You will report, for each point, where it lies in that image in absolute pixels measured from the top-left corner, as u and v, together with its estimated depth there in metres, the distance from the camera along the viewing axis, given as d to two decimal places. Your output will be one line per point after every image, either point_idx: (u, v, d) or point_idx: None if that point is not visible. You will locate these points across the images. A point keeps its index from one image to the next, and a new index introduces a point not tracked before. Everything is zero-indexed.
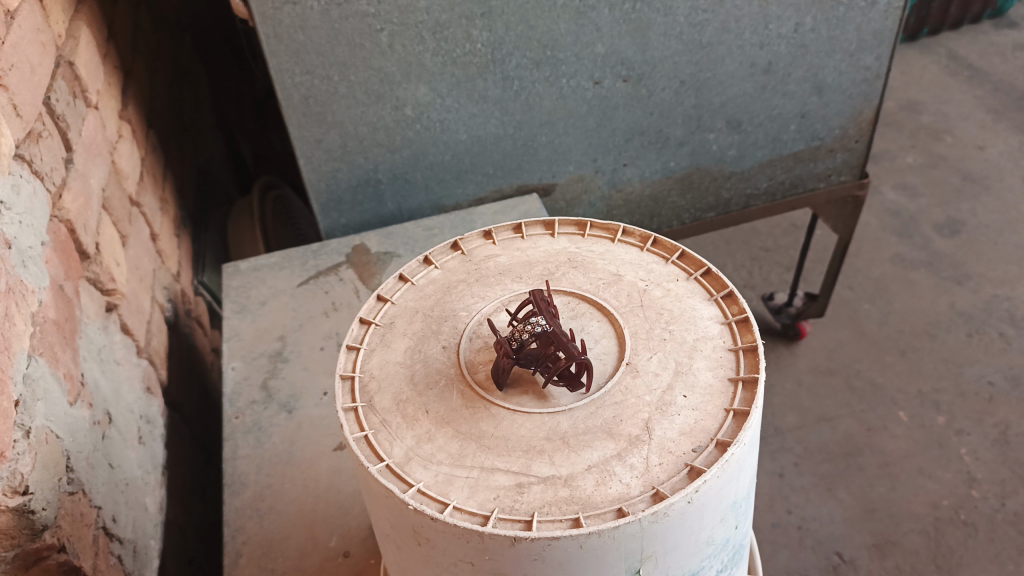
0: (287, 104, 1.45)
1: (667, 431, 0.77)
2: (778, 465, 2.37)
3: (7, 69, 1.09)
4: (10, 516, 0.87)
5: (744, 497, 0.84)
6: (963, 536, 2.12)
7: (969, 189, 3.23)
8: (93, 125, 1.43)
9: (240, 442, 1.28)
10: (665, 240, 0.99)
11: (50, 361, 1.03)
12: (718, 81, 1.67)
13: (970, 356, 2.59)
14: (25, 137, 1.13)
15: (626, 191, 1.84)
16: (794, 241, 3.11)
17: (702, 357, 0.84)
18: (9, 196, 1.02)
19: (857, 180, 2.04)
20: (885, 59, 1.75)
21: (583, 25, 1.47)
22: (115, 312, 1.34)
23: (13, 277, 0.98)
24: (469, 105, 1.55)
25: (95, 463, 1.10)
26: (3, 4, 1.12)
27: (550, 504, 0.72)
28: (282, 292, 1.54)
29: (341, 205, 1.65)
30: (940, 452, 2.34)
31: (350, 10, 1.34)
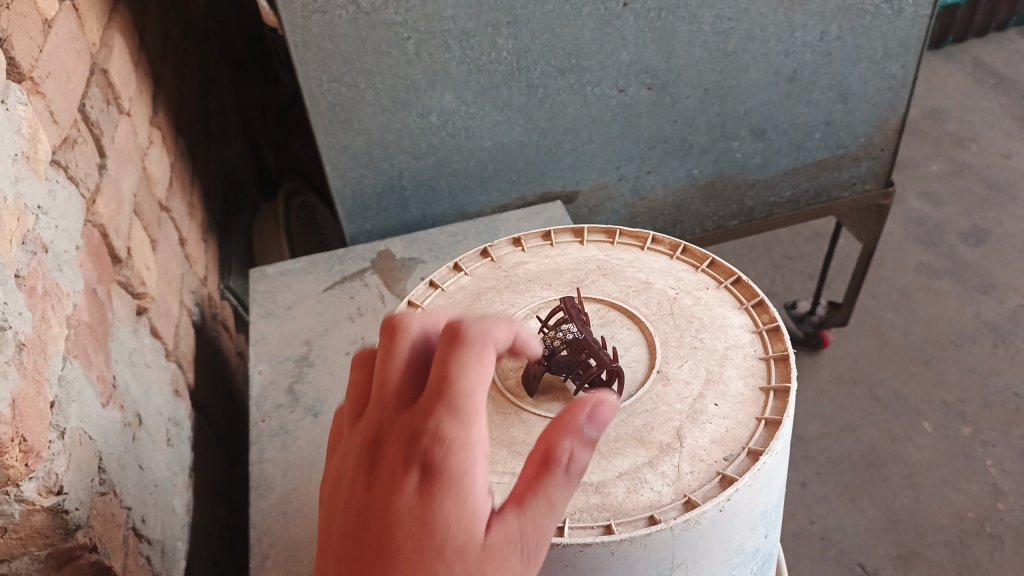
0: (314, 111, 1.46)
1: (698, 439, 0.77)
2: (800, 474, 2.35)
3: (43, 77, 1.12)
4: (43, 516, 0.90)
5: (774, 506, 0.84)
6: (988, 549, 2.09)
7: (994, 198, 3.20)
8: (125, 131, 1.45)
9: (266, 445, 1.29)
10: (693, 249, 1.00)
11: (83, 363, 1.05)
12: (742, 89, 1.67)
13: (996, 367, 2.56)
14: (61, 143, 1.15)
15: (648, 199, 1.85)
16: (817, 249, 3.10)
17: (733, 366, 0.84)
18: (45, 200, 1.05)
19: (882, 188, 2.03)
20: (911, 67, 1.74)
21: (608, 33, 1.47)
22: (145, 315, 1.36)
23: (49, 280, 0.99)
24: (493, 113, 1.55)
25: (126, 465, 1.12)
26: (41, 12, 1.15)
27: (582, 510, 0.72)
28: (308, 297, 1.56)
29: (365, 211, 1.67)
30: (965, 464, 2.32)
31: (377, 19, 1.35)
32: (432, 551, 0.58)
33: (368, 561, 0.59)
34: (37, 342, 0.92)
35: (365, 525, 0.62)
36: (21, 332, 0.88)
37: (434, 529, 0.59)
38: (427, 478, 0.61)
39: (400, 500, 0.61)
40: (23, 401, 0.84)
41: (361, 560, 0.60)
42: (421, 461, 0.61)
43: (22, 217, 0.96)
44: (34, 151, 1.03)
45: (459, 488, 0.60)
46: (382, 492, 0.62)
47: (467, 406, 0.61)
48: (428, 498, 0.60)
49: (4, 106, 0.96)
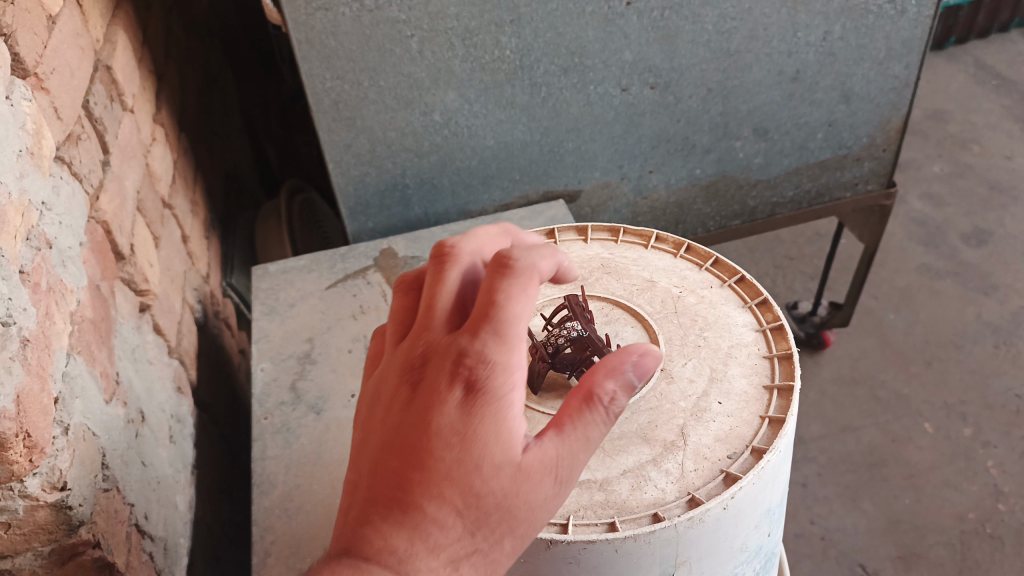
0: (318, 109, 1.47)
1: (702, 437, 0.78)
2: (801, 474, 2.35)
3: (48, 73, 1.12)
4: (46, 512, 0.90)
5: (777, 505, 0.84)
6: (989, 550, 2.09)
7: (996, 199, 3.20)
8: (129, 128, 1.45)
9: (269, 442, 1.29)
10: (697, 247, 1.01)
11: (87, 359, 1.05)
12: (745, 89, 1.67)
13: (997, 368, 2.56)
14: (65, 139, 1.15)
15: (651, 198, 1.85)
16: (818, 249, 3.10)
17: (737, 364, 0.85)
18: (50, 197, 1.05)
19: (884, 189, 2.03)
20: (914, 67, 1.74)
21: (611, 32, 1.47)
22: (148, 312, 1.36)
23: (53, 276, 1.00)
24: (496, 111, 1.56)
25: (129, 461, 1.12)
26: (46, 8, 1.15)
27: (586, 508, 0.73)
28: (311, 295, 1.56)
29: (368, 209, 1.67)
30: (966, 465, 2.32)
31: (381, 17, 1.35)
32: (472, 465, 0.64)
33: (410, 470, 0.64)
34: (41, 338, 0.92)
35: (406, 437, 0.66)
36: (26, 328, 0.88)
37: (474, 445, 0.64)
38: (469, 398, 0.65)
39: (442, 417, 0.65)
40: (27, 397, 0.85)
41: (402, 469, 0.65)
42: (464, 382, 0.66)
43: (27, 213, 0.96)
44: (38, 146, 1.03)
45: (499, 408, 0.65)
46: (425, 406, 0.66)
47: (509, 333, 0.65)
48: (470, 415, 0.65)
49: (8, 102, 0.96)
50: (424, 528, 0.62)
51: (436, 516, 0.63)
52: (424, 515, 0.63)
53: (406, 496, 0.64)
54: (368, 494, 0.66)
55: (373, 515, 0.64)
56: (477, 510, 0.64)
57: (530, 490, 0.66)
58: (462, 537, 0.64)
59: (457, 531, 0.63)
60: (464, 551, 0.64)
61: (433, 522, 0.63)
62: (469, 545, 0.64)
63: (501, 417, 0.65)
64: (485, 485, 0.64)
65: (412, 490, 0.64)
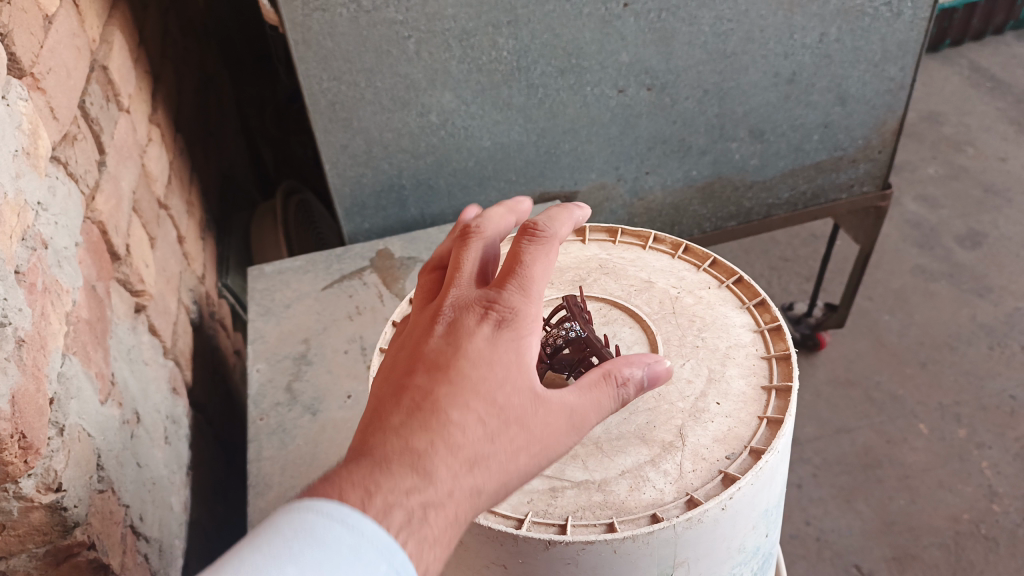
0: (314, 110, 1.46)
1: (700, 437, 0.79)
2: (796, 475, 2.36)
3: (44, 73, 1.11)
4: (41, 513, 0.89)
5: (776, 506, 0.84)
6: (983, 551, 2.10)
7: (991, 201, 3.21)
8: (125, 128, 1.45)
9: (264, 443, 1.28)
10: (695, 248, 1.01)
11: (82, 360, 1.05)
12: (741, 91, 1.68)
13: (991, 369, 2.57)
14: (61, 139, 1.14)
15: (647, 200, 1.85)
16: (814, 251, 3.11)
17: (735, 364, 0.85)
18: (45, 197, 1.04)
19: (880, 191, 2.04)
20: (909, 70, 1.75)
21: (608, 33, 1.47)
22: (143, 313, 1.36)
23: (49, 276, 0.99)
24: (493, 113, 1.56)
25: (124, 462, 1.12)
26: (42, 8, 1.14)
27: (585, 509, 0.73)
28: (307, 296, 1.56)
29: (364, 210, 1.67)
30: (961, 466, 2.32)
31: (378, 17, 1.35)
32: (497, 382, 0.65)
33: (435, 383, 0.64)
34: (36, 339, 0.91)
35: (428, 361, 0.67)
36: (21, 328, 0.88)
37: (501, 365, 0.66)
38: (496, 328, 0.68)
39: (470, 341, 0.67)
40: (22, 397, 0.84)
41: (425, 383, 0.65)
42: (492, 316, 0.69)
43: (22, 213, 0.95)
44: (34, 147, 1.03)
45: (525, 341, 0.68)
46: (451, 336, 0.68)
47: (540, 280, 0.70)
48: (498, 341, 0.67)
49: (5, 101, 0.96)
50: (446, 430, 0.61)
51: (459, 422, 0.62)
52: (447, 417, 0.62)
53: (428, 402, 0.63)
54: (382, 408, 0.64)
55: (391, 422, 0.63)
56: (498, 424, 0.64)
57: (546, 421, 0.67)
58: (482, 447, 0.63)
59: (477, 440, 0.62)
60: (482, 460, 0.62)
61: (455, 426, 0.62)
62: (487, 456, 0.63)
63: (527, 349, 0.68)
64: (508, 403, 0.65)
65: (436, 396, 0.63)
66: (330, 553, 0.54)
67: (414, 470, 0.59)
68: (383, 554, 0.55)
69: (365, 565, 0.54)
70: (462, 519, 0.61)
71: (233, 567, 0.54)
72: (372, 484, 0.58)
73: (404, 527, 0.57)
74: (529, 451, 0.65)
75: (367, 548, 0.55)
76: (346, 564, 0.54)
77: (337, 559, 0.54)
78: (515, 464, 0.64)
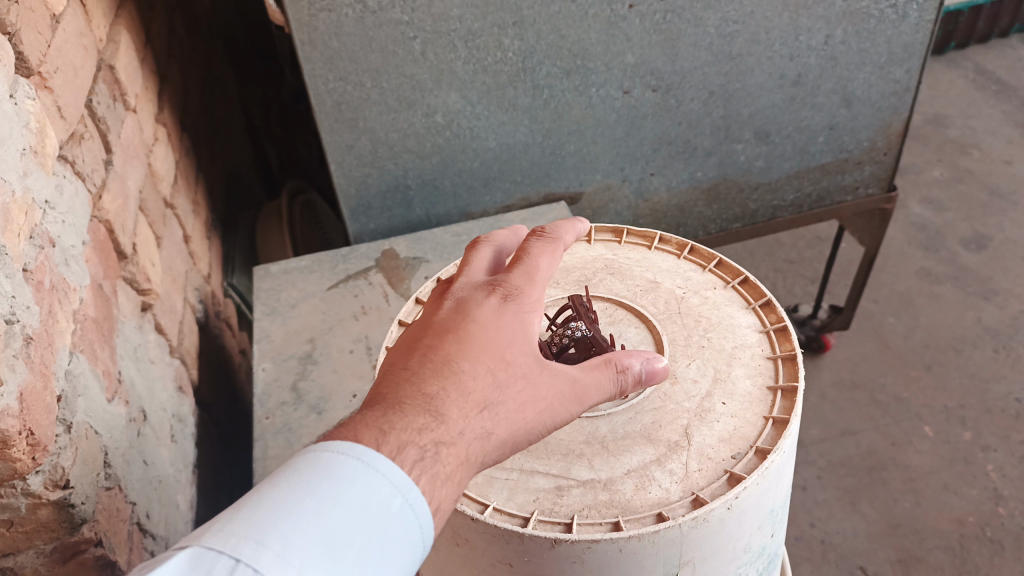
0: (320, 110, 1.47)
1: (706, 437, 0.79)
2: (801, 477, 2.35)
3: (51, 72, 1.12)
4: (48, 510, 0.90)
5: (781, 506, 0.84)
6: (988, 554, 2.09)
7: (996, 204, 3.21)
8: (131, 127, 1.45)
9: (270, 442, 1.28)
10: (701, 248, 1.01)
11: (89, 358, 1.05)
12: (747, 92, 1.68)
13: (997, 372, 2.56)
14: (68, 138, 1.15)
15: (652, 201, 1.85)
16: (819, 253, 3.10)
17: (740, 364, 0.85)
18: (53, 195, 1.05)
19: (885, 193, 2.04)
20: (915, 72, 1.75)
21: (614, 35, 1.48)
22: (150, 312, 1.36)
23: (56, 274, 1.00)
24: (498, 113, 1.56)
25: (130, 460, 1.12)
26: (50, 8, 1.15)
27: (591, 508, 0.74)
28: (312, 295, 1.56)
29: (370, 210, 1.67)
30: (966, 469, 2.32)
31: (384, 18, 1.35)
32: (503, 342, 0.72)
33: (445, 340, 0.71)
34: (44, 336, 0.92)
35: (438, 324, 0.73)
36: (29, 326, 0.88)
37: (506, 329, 0.72)
38: (502, 301, 0.75)
39: (477, 309, 0.74)
40: (30, 395, 0.84)
41: (436, 340, 0.71)
42: (498, 292, 0.76)
43: (30, 211, 0.96)
44: (42, 145, 1.03)
45: (527, 312, 0.75)
46: (459, 306, 0.75)
47: (542, 270, 0.78)
48: (503, 310, 0.74)
49: (13, 100, 0.96)
50: (456, 378, 0.68)
51: (469, 371, 0.69)
52: (458, 367, 0.68)
53: (441, 355, 0.69)
54: (397, 364, 0.71)
55: (405, 373, 0.69)
56: (506, 377, 0.70)
57: (550, 381, 0.72)
58: (490, 396, 0.69)
59: (485, 389, 0.68)
60: (490, 406, 0.68)
61: (465, 374, 0.68)
62: (494, 404, 0.68)
63: (529, 320, 0.75)
64: (513, 360, 0.71)
65: (447, 350, 0.70)
66: (346, 487, 0.61)
67: (427, 411, 0.65)
68: (396, 487, 0.61)
69: (379, 497, 0.61)
70: (472, 460, 0.66)
71: (256, 501, 0.59)
72: (385, 426, 0.64)
73: (417, 463, 0.62)
74: (534, 406, 0.71)
75: (381, 481, 0.61)
76: (360, 496, 0.60)
77: (353, 492, 0.60)
78: (521, 415, 0.70)
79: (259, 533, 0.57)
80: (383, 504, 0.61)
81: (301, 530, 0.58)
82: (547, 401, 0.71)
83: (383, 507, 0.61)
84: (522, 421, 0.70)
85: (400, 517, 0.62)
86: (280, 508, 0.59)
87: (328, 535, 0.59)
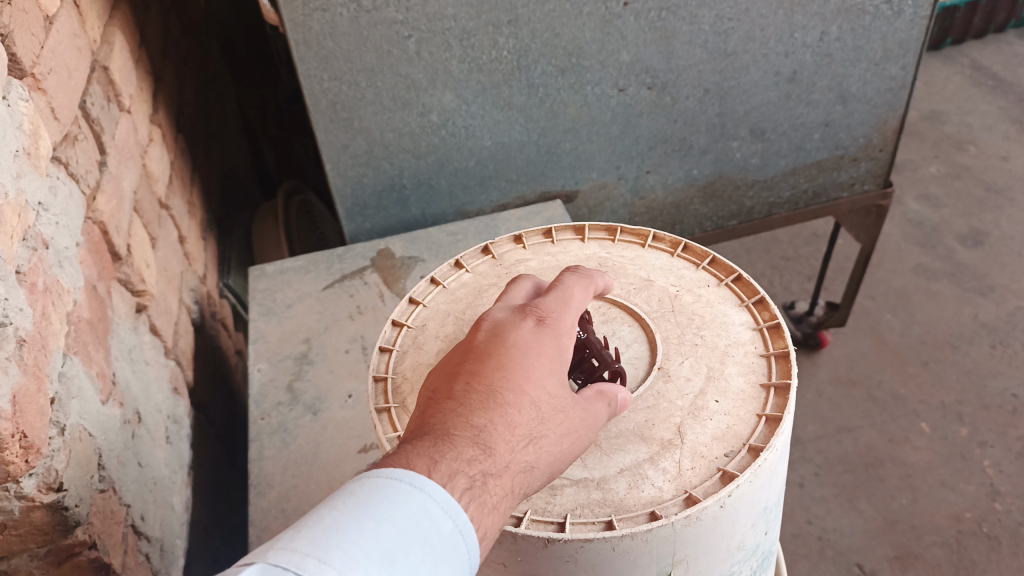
0: (315, 110, 1.46)
1: (699, 435, 0.79)
2: (798, 474, 2.36)
3: (45, 74, 1.12)
4: (42, 512, 0.89)
5: (774, 504, 0.85)
6: (986, 550, 2.10)
7: (993, 200, 3.21)
8: (126, 128, 1.45)
9: (266, 443, 1.29)
10: (694, 247, 1.01)
11: (84, 360, 1.05)
12: (742, 90, 1.67)
13: (994, 368, 2.57)
14: (62, 140, 1.15)
15: (647, 199, 1.85)
16: (815, 250, 3.11)
17: (733, 363, 0.86)
18: (46, 197, 1.05)
19: (881, 189, 2.04)
20: (910, 68, 1.75)
21: (608, 33, 1.48)
22: (145, 312, 1.36)
23: (50, 276, 1.00)
24: (493, 112, 1.56)
25: (125, 462, 1.12)
26: (43, 9, 1.15)
27: (583, 507, 0.74)
28: (308, 295, 1.56)
29: (365, 210, 1.67)
30: (963, 465, 2.32)
31: (378, 17, 1.35)
32: (543, 373, 0.72)
33: (487, 368, 0.72)
34: (37, 339, 0.92)
35: (478, 350, 0.74)
36: (22, 328, 0.88)
37: (545, 358, 0.74)
38: (538, 327, 0.76)
39: (515, 334, 0.75)
40: (23, 397, 0.84)
41: (478, 367, 0.72)
42: (533, 317, 0.77)
43: (23, 213, 0.96)
44: (35, 147, 1.03)
45: (563, 339, 0.76)
46: (498, 331, 0.76)
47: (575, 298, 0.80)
48: (540, 337, 0.75)
49: (6, 102, 0.96)
50: (502, 410, 0.69)
51: (513, 404, 0.69)
52: (503, 400, 0.69)
53: (485, 385, 0.70)
54: (440, 392, 0.71)
55: (450, 403, 0.70)
56: (547, 410, 0.71)
57: (586, 418, 0.73)
58: (534, 428, 0.69)
59: (529, 422, 0.69)
60: (533, 440, 0.69)
61: (510, 407, 0.69)
62: (537, 437, 0.69)
63: (565, 347, 0.76)
64: (553, 393, 0.72)
65: (491, 380, 0.71)
66: (402, 509, 0.60)
67: (475, 443, 0.66)
68: (448, 512, 0.62)
69: (433, 520, 0.61)
70: (516, 492, 0.67)
71: (313, 521, 0.59)
72: (436, 455, 0.64)
73: (466, 490, 0.63)
74: (574, 438, 0.72)
75: (434, 506, 0.61)
76: (414, 517, 0.60)
77: (407, 512, 0.60)
78: (562, 448, 0.71)
79: (320, 551, 0.56)
80: (435, 526, 0.61)
81: (356, 547, 0.57)
82: (581, 434, 0.72)
83: (436, 530, 0.61)
84: (563, 454, 0.71)
85: (451, 540, 0.61)
86: (333, 526, 0.58)
87: (384, 554, 0.58)
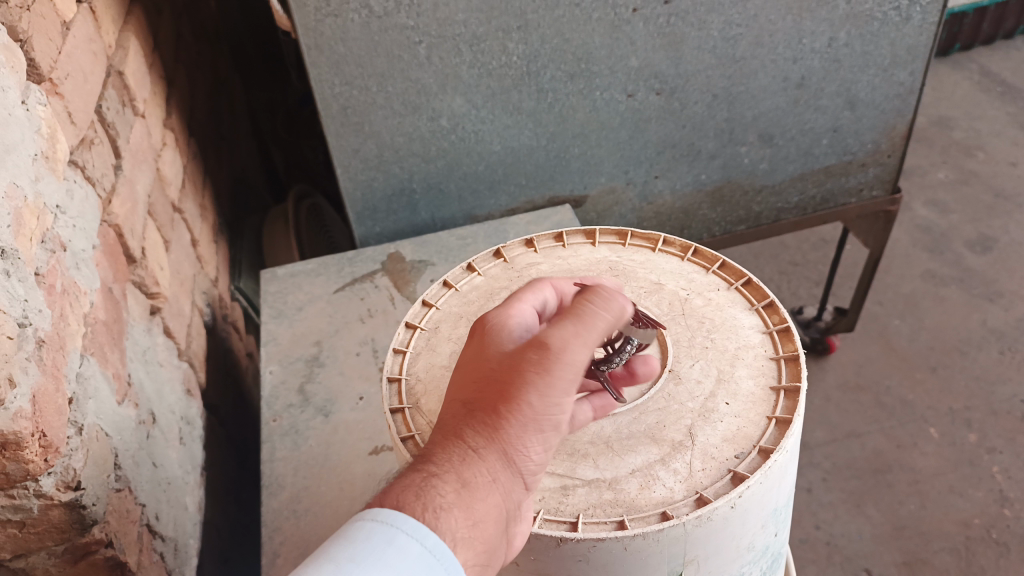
0: (326, 114, 1.48)
1: (709, 437, 0.80)
2: (806, 479, 2.36)
3: (62, 78, 1.13)
4: (60, 511, 0.91)
5: (784, 505, 0.85)
6: (994, 556, 2.09)
7: (1001, 206, 3.21)
8: (140, 132, 1.47)
9: (278, 445, 1.29)
10: (705, 251, 1.02)
11: (100, 361, 1.07)
12: (751, 96, 1.68)
13: (1002, 374, 2.56)
14: (78, 143, 1.16)
15: (656, 204, 1.86)
16: (823, 255, 3.11)
17: (743, 366, 0.86)
18: (64, 200, 1.06)
19: (889, 195, 2.04)
20: (918, 74, 1.75)
21: (617, 38, 1.49)
22: (158, 315, 1.38)
23: (68, 277, 1.01)
24: (503, 117, 1.57)
25: (140, 462, 1.13)
26: (60, 14, 1.16)
27: (595, 506, 0.75)
28: (319, 298, 1.57)
29: (375, 213, 1.68)
30: (972, 470, 2.32)
31: (389, 23, 1.36)
32: (469, 369, 0.76)
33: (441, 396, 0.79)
34: (56, 339, 0.93)
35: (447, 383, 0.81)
36: (41, 329, 0.89)
37: (471, 355, 0.77)
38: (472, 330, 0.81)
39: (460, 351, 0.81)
40: (42, 397, 0.86)
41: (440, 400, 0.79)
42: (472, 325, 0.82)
43: (42, 215, 0.97)
44: (53, 150, 1.04)
45: (487, 323, 0.79)
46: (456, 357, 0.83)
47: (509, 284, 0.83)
48: (470, 339, 0.79)
49: (24, 106, 0.98)
50: (439, 424, 0.74)
51: (447, 411, 0.74)
52: (440, 414, 0.75)
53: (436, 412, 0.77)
54: None
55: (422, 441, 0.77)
56: (474, 395, 0.73)
57: (510, 368, 0.72)
58: (466, 417, 0.72)
59: (460, 416, 0.73)
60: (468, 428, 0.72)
61: (444, 416, 0.74)
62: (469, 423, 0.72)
63: (492, 327, 0.78)
64: (478, 377, 0.74)
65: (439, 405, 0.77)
66: (366, 547, 0.63)
67: (416, 460, 0.72)
68: (413, 536, 0.64)
69: (399, 547, 0.64)
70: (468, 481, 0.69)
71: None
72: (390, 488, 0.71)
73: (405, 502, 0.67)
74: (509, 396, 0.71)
75: (397, 533, 0.64)
76: (379, 550, 0.63)
77: (371, 546, 0.63)
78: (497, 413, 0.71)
79: None
80: (402, 552, 0.63)
81: None
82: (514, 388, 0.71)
83: (405, 556, 0.63)
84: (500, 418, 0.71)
85: (423, 560, 0.64)
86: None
87: None
